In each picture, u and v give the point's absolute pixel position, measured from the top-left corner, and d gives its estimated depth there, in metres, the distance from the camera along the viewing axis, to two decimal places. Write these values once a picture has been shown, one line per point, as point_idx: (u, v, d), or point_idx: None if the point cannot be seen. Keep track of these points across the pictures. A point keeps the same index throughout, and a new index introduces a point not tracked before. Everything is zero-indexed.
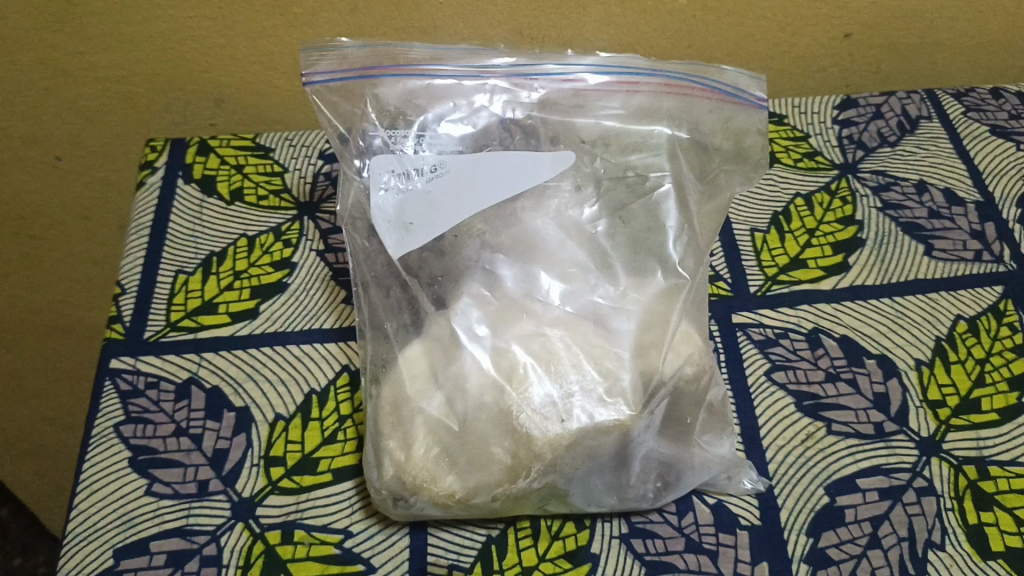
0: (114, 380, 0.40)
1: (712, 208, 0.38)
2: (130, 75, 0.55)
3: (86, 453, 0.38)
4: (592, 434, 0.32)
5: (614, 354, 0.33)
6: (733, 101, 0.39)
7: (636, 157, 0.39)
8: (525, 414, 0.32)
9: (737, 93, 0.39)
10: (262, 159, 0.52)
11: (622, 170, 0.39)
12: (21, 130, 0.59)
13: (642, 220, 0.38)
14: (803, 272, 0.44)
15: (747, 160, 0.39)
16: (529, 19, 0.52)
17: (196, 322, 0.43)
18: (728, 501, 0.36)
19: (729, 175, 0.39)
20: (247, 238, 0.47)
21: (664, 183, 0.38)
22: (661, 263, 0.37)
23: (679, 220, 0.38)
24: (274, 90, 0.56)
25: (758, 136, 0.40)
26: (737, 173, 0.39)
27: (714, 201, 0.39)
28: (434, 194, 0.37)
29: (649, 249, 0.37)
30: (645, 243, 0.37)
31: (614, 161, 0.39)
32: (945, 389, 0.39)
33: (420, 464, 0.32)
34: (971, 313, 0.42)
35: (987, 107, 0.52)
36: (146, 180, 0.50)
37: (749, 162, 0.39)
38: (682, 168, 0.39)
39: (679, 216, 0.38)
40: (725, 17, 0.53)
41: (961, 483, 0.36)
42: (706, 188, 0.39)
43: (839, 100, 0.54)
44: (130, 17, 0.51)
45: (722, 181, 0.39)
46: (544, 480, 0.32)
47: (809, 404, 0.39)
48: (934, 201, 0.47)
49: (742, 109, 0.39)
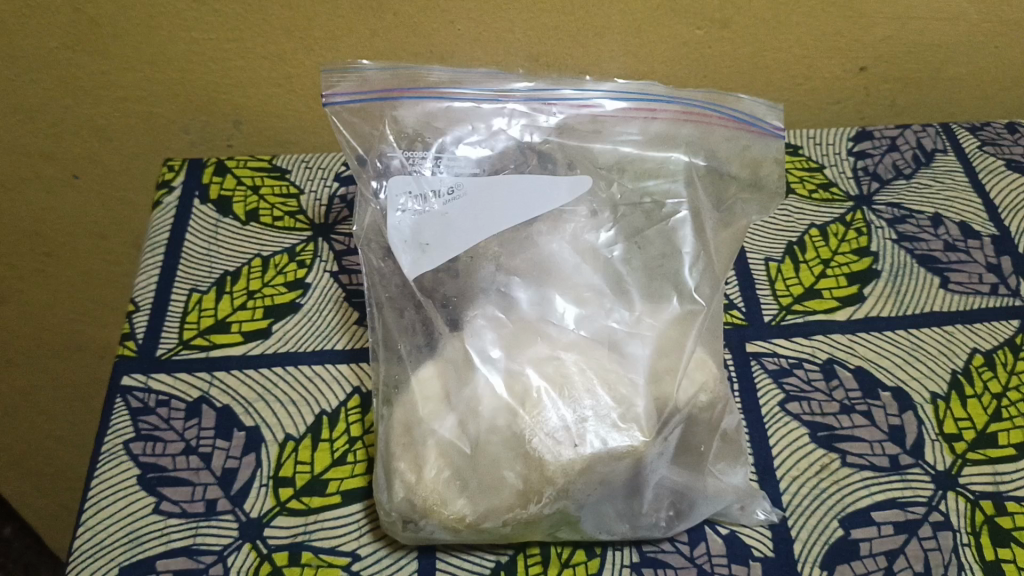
0: (125, 398, 0.40)
1: (729, 236, 0.38)
2: (151, 96, 0.56)
3: (95, 470, 0.38)
4: (606, 460, 0.31)
5: (629, 380, 0.33)
6: (749, 129, 0.39)
7: (653, 183, 0.39)
8: (538, 437, 0.31)
9: (754, 121, 0.39)
10: (278, 180, 0.52)
11: (639, 196, 0.39)
12: (40, 147, 0.59)
13: (657, 247, 0.38)
14: (817, 302, 0.44)
15: (764, 190, 0.39)
16: (546, 47, 0.53)
17: (209, 341, 0.43)
18: (741, 532, 0.35)
19: (746, 204, 0.39)
20: (262, 258, 0.47)
21: (680, 210, 0.38)
22: (677, 290, 0.37)
23: (695, 246, 0.38)
24: (292, 113, 0.56)
25: (775, 165, 0.39)
26: (752, 202, 0.39)
27: (728, 230, 0.38)
28: (455, 215, 0.37)
29: (665, 275, 0.37)
30: (661, 270, 0.37)
31: (631, 187, 0.39)
32: (962, 422, 0.38)
33: (431, 487, 0.32)
34: (988, 347, 0.41)
35: (1003, 141, 0.52)
36: (163, 200, 0.50)
37: (765, 192, 0.39)
38: (699, 195, 0.39)
39: (696, 242, 0.38)
40: (741, 48, 0.53)
41: (978, 518, 0.35)
42: (723, 215, 0.38)
43: (854, 132, 0.54)
44: (152, 38, 0.52)
45: (738, 209, 0.39)
46: (556, 506, 0.31)
47: (823, 435, 0.38)
48: (949, 233, 0.47)
49: (759, 137, 0.39)
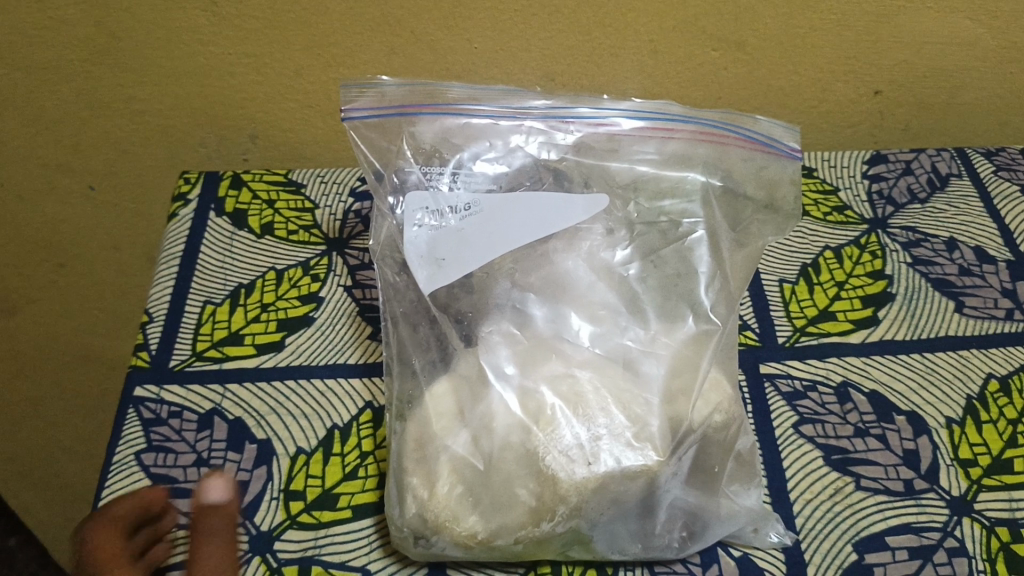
0: (137, 408, 0.40)
1: (744, 256, 0.38)
2: (169, 109, 0.56)
3: (105, 480, 0.38)
4: (619, 479, 0.31)
5: (644, 400, 0.33)
6: (766, 150, 0.39)
7: (668, 203, 0.39)
8: (551, 455, 0.31)
9: (771, 142, 0.39)
10: (293, 195, 0.52)
11: (655, 215, 0.39)
12: (58, 158, 0.60)
13: (673, 266, 0.38)
14: (832, 324, 0.44)
15: (778, 214, 0.39)
16: (561, 66, 0.53)
17: (222, 353, 0.43)
18: (753, 554, 0.35)
19: (761, 225, 0.39)
20: (276, 271, 0.47)
21: (697, 230, 0.38)
22: (692, 311, 0.37)
23: (711, 265, 0.38)
24: (308, 128, 0.57)
25: (791, 187, 0.39)
26: (768, 223, 0.39)
27: (745, 250, 0.38)
28: (475, 231, 0.37)
29: (680, 294, 0.37)
30: (676, 289, 0.37)
31: (647, 206, 0.39)
32: (977, 447, 0.38)
33: (443, 503, 0.32)
34: (1003, 372, 0.41)
35: (1018, 167, 0.52)
36: (179, 212, 0.51)
37: (781, 214, 0.39)
38: (716, 216, 0.39)
39: (711, 262, 0.38)
40: (757, 71, 0.53)
41: (993, 545, 0.35)
42: (738, 235, 0.39)
43: (869, 156, 0.54)
44: (171, 52, 0.52)
45: (754, 229, 0.39)
46: (567, 525, 0.31)
47: (837, 457, 0.38)
48: (964, 258, 0.47)
49: (775, 159, 0.39)
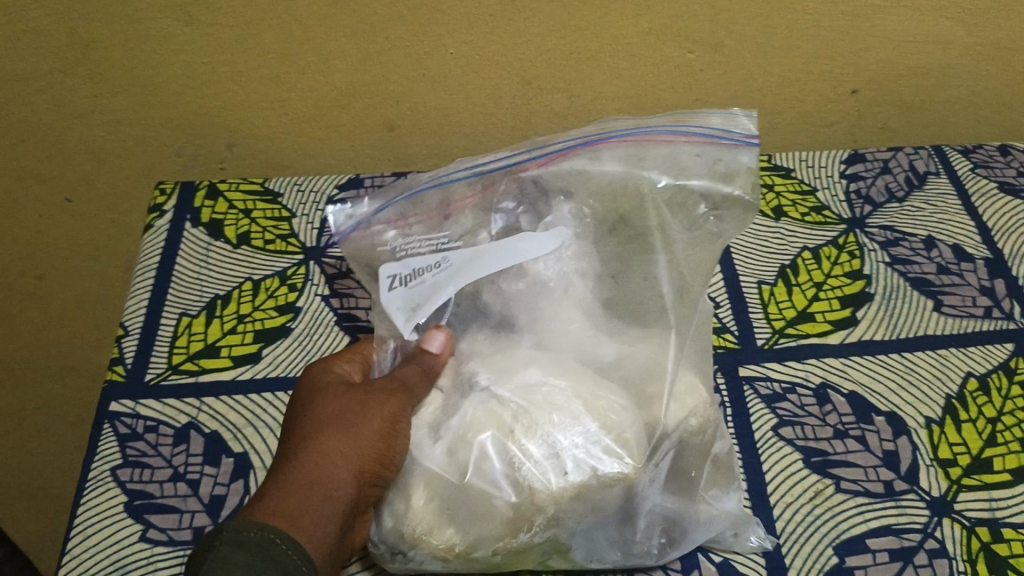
0: (113, 423, 0.40)
1: (699, 257, 0.36)
2: (144, 119, 0.56)
3: (81, 497, 0.37)
4: (596, 487, 0.31)
5: (614, 406, 0.33)
6: (717, 142, 0.37)
7: (623, 214, 0.38)
8: (526, 467, 0.31)
9: (721, 134, 0.37)
10: (270, 204, 0.52)
11: (613, 226, 0.38)
12: (32, 170, 0.59)
13: (631, 277, 0.37)
14: (811, 325, 0.44)
15: (733, 209, 0.36)
16: (538, 71, 0.53)
17: (198, 365, 0.42)
18: (734, 559, 0.35)
19: (717, 220, 0.36)
20: (253, 281, 0.47)
21: (652, 236, 0.37)
22: (663, 320, 0.36)
23: (668, 270, 0.36)
24: (285, 136, 0.56)
25: (749, 176, 0.36)
26: (724, 217, 0.36)
27: (700, 250, 0.36)
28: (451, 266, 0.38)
29: (644, 304, 0.36)
30: (637, 299, 0.37)
31: (603, 218, 0.38)
32: (957, 447, 0.38)
33: (421, 516, 0.32)
34: (982, 370, 0.41)
35: (995, 164, 0.52)
36: (155, 223, 0.50)
37: (736, 206, 0.36)
38: (666, 218, 0.37)
39: (667, 266, 0.37)
40: (734, 71, 0.53)
41: (974, 546, 0.35)
42: (693, 235, 0.36)
43: (847, 155, 0.54)
44: (144, 62, 0.52)
45: (710, 227, 0.36)
46: (545, 535, 0.31)
47: (817, 460, 0.38)
48: (942, 256, 0.47)
49: (726, 149, 0.37)
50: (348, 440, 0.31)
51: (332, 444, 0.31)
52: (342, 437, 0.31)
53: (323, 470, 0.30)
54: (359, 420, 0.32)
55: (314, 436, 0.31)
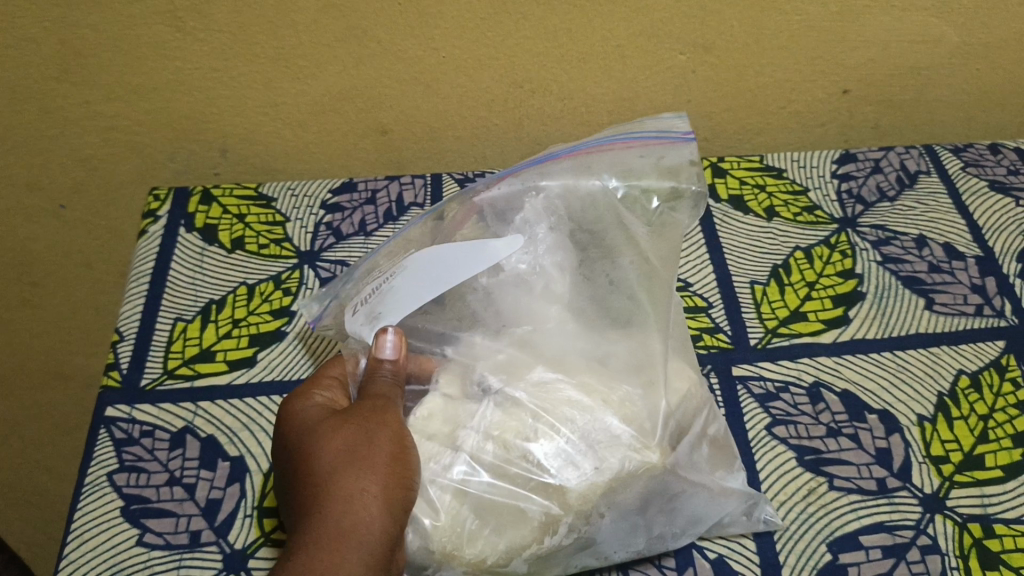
0: (109, 429, 0.40)
1: (662, 245, 0.38)
2: (137, 125, 0.56)
3: (78, 502, 0.37)
4: (623, 480, 0.33)
5: (620, 396, 0.35)
6: (658, 142, 0.40)
7: (583, 220, 0.39)
8: (558, 469, 0.32)
9: (659, 136, 0.41)
10: (264, 208, 0.52)
11: (576, 232, 0.38)
12: (26, 177, 0.59)
13: (601, 275, 0.38)
14: (804, 324, 0.44)
15: (684, 197, 0.38)
16: (530, 73, 0.53)
17: (194, 370, 0.43)
18: (727, 556, 0.35)
19: (673, 209, 0.39)
20: (247, 286, 0.47)
21: (614, 235, 0.38)
22: (643, 316, 0.37)
23: (631, 258, 0.38)
24: (277, 140, 0.56)
25: (693, 166, 0.39)
26: (677, 206, 0.38)
27: (664, 239, 0.38)
28: (409, 269, 0.37)
29: (619, 299, 0.37)
30: (612, 296, 0.37)
31: (565, 223, 0.39)
32: (949, 444, 0.38)
33: (450, 529, 0.32)
34: (973, 368, 0.41)
35: (986, 162, 0.53)
36: (149, 229, 0.50)
37: (685, 196, 0.38)
38: (625, 215, 0.38)
39: (632, 256, 0.38)
40: (725, 72, 0.54)
41: (966, 542, 0.35)
42: (654, 227, 0.39)
43: (838, 155, 0.54)
44: (136, 68, 0.52)
45: (668, 218, 0.39)
46: (574, 535, 0.32)
47: (810, 458, 0.38)
48: (933, 255, 0.47)
49: (668, 146, 0.40)
50: (368, 479, 0.30)
51: (350, 482, 0.30)
52: (361, 476, 0.30)
53: (351, 523, 0.29)
54: (371, 452, 0.31)
55: (333, 481, 0.30)
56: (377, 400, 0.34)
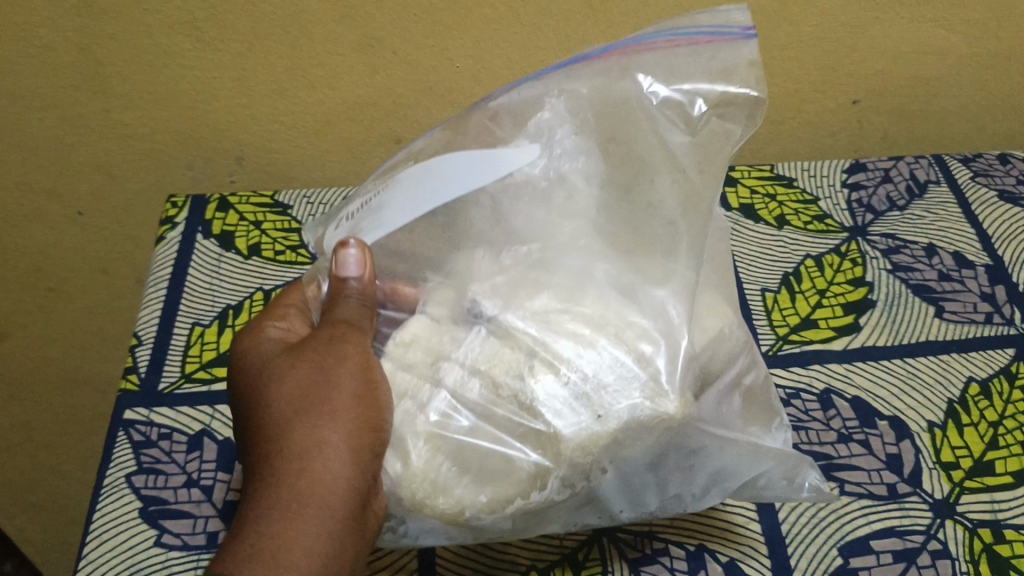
0: (127, 431, 0.41)
1: (706, 158, 0.36)
2: (155, 133, 0.57)
3: (96, 503, 0.38)
4: (637, 430, 0.30)
5: (644, 332, 0.32)
6: (709, 38, 0.36)
7: (613, 132, 0.37)
8: (553, 409, 0.30)
9: (715, 30, 0.36)
10: (280, 216, 0.53)
11: (604, 145, 0.37)
12: (45, 184, 0.60)
13: (634, 193, 0.36)
14: (815, 331, 0.44)
15: (736, 104, 0.35)
16: None
17: (211, 373, 0.43)
18: (740, 560, 0.35)
19: (719, 118, 0.36)
20: (263, 292, 0.48)
21: (647, 148, 0.36)
22: (673, 244, 0.35)
23: (664, 172, 0.36)
24: (293, 148, 0.57)
25: (750, 68, 0.35)
26: (728, 115, 0.36)
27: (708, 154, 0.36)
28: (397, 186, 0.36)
29: (650, 222, 0.35)
30: (644, 216, 0.35)
31: (593, 135, 0.37)
32: (959, 450, 0.39)
33: (421, 476, 0.31)
34: (983, 375, 0.42)
35: (995, 172, 0.53)
36: (166, 236, 0.51)
37: (736, 102, 0.35)
38: (664, 124, 0.36)
39: (665, 169, 0.36)
40: None
41: (976, 547, 0.35)
42: (699, 137, 0.36)
43: (847, 165, 0.55)
44: (156, 77, 0.53)
45: (715, 125, 0.36)
46: (567, 490, 0.31)
47: (821, 464, 0.38)
48: (943, 263, 0.47)
49: (722, 43, 0.35)
50: (328, 427, 0.29)
51: (308, 434, 0.29)
52: (322, 424, 0.30)
53: (307, 477, 0.28)
54: (331, 396, 0.30)
55: (289, 433, 0.30)
56: (340, 329, 0.33)
